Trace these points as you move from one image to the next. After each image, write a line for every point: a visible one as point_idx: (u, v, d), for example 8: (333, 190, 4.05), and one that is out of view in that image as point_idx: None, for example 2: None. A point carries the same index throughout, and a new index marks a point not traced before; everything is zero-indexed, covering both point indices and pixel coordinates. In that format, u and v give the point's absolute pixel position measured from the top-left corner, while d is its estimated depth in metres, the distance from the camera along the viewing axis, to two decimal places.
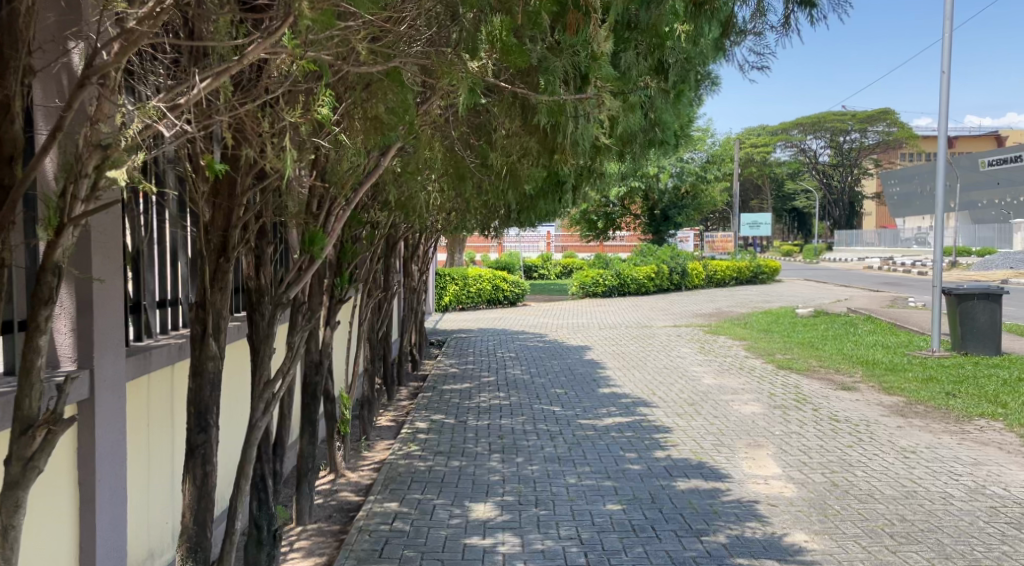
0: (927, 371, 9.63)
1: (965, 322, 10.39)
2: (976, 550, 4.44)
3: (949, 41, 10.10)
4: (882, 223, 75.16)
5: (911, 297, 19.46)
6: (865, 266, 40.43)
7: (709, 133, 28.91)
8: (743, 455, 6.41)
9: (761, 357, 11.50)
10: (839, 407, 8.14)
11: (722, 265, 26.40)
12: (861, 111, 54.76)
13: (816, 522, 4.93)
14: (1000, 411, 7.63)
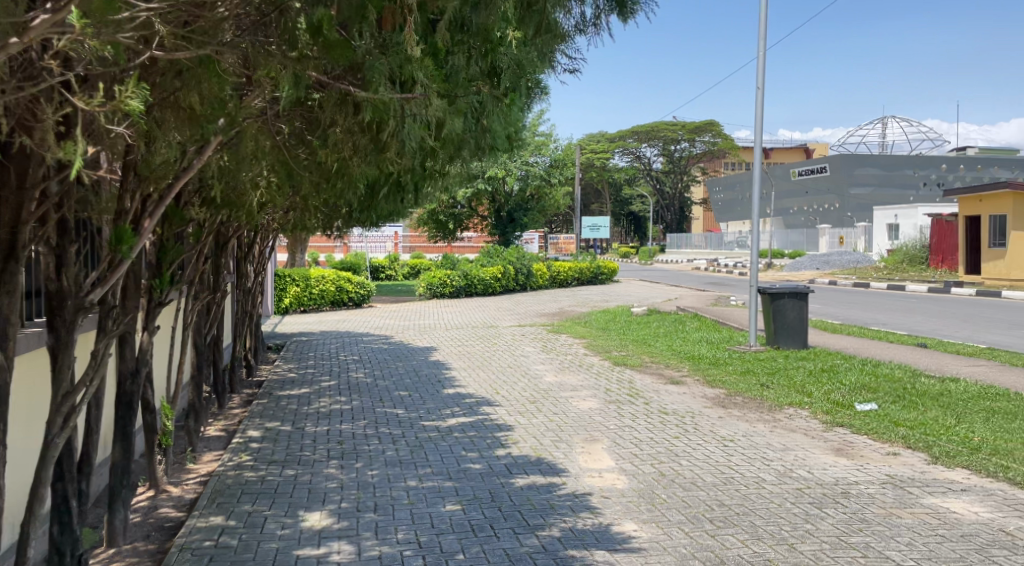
0: (745, 364, 10.31)
1: (777, 318, 11.20)
2: (784, 530, 4.77)
3: (763, 61, 10.90)
4: (710, 227, 80.00)
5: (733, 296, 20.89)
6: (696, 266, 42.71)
7: (553, 139, 29.58)
8: (579, 450, 6.57)
9: (599, 354, 11.89)
10: (668, 399, 8.56)
11: (565, 265, 27.11)
12: (690, 122, 58.10)
13: (644, 511, 5.13)
14: (807, 399, 8.29)
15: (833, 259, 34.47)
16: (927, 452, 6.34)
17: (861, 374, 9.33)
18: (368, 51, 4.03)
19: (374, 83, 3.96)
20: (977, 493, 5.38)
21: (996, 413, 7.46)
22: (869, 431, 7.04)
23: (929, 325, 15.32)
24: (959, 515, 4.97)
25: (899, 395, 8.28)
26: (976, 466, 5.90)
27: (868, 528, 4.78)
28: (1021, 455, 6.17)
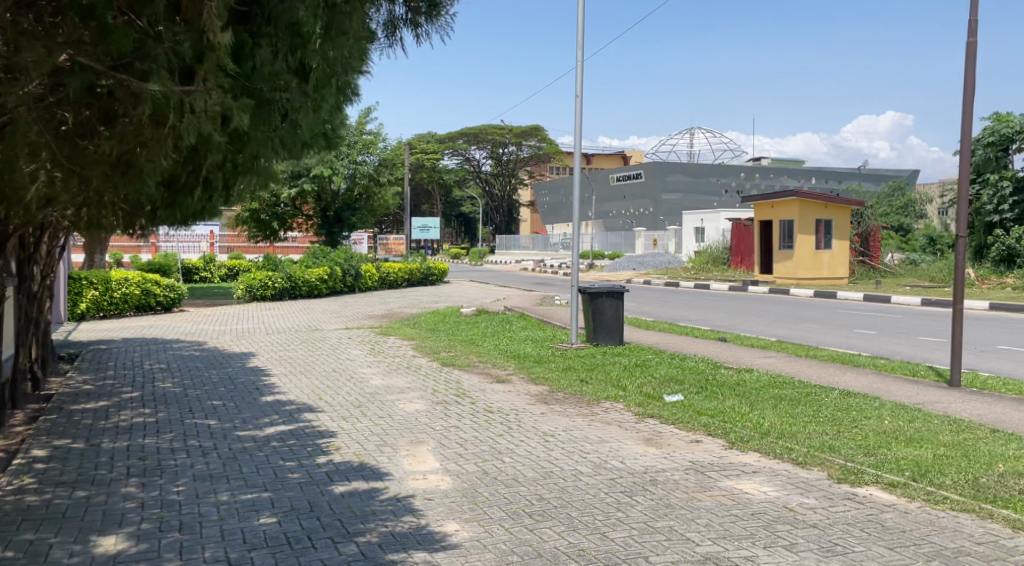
0: (565, 362, 10.63)
1: (596, 317, 11.64)
2: (597, 519, 4.95)
3: (581, 70, 11.32)
4: (536, 230, 82.17)
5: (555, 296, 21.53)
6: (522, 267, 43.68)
7: (381, 138, 29.27)
8: (404, 453, 6.50)
9: (425, 355, 11.85)
10: (493, 398, 8.66)
11: (394, 266, 26.81)
12: (517, 126, 59.47)
13: (466, 510, 5.14)
14: (621, 393, 8.67)
15: (646, 259, 36.38)
16: (725, 438, 6.82)
17: (670, 368, 9.88)
18: (144, 40, 3.94)
19: (152, 72, 3.85)
20: (766, 474, 5.84)
21: (784, 399, 8.15)
22: (676, 421, 7.45)
23: (730, 321, 16.50)
24: (751, 495, 5.37)
25: (702, 386, 8.84)
26: (765, 450, 6.41)
27: (673, 512, 5.05)
28: (803, 437, 6.77)
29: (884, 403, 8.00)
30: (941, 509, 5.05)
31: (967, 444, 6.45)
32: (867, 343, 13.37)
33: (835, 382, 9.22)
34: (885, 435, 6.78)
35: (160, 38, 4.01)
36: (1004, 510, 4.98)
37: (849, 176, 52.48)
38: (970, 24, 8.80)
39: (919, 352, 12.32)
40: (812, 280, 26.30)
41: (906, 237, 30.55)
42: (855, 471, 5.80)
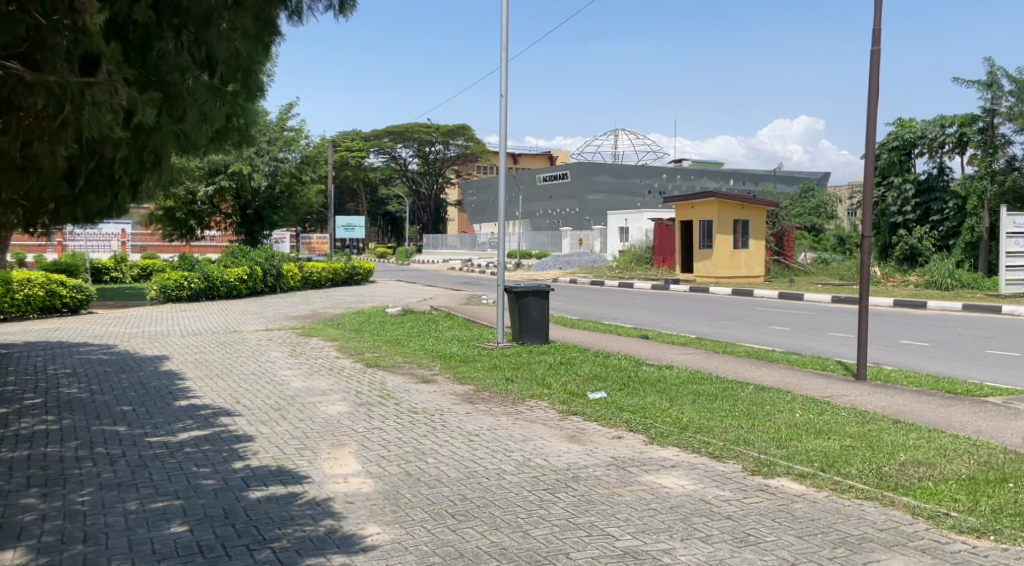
0: (491, 361, 10.64)
1: (521, 316, 11.68)
2: (520, 517, 4.96)
3: (506, 69, 11.34)
4: (463, 229, 82.00)
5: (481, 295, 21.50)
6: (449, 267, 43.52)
7: (303, 135, 28.72)
8: (325, 456, 6.40)
9: (349, 356, 11.68)
10: (417, 399, 8.59)
11: (317, 266, 26.34)
12: (444, 125, 59.22)
13: (388, 513, 5.09)
14: (546, 391, 8.73)
15: (571, 259, 36.73)
16: (646, 433, 6.94)
17: (593, 366, 9.99)
18: (41, 29, 4.00)
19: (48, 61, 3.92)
20: (685, 468, 5.97)
21: (702, 395, 8.35)
22: (599, 418, 7.54)
23: (652, 319, 16.79)
24: (670, 489, 5.48)
25: (625, 383, 8.98)
26: (684, 444, 6.55)
27: (594, 508, 5.12)
28: (720, 431, 6.95)
29: (796, 396, 8.28)
30: (848, 498, 5.26)
31: (872, 434, 6.73)
32: (781, 340, 13.80)
33: (751, 377, 9.50)
34: (796, 427, 7.02)
35: (60, 28, 4.07)
36: (905, 497, 5.22)
37: (766, 178, 54.03)
38: (875, 33, 9.18)
39: (829, 348, 12.80)
40: (730, 278, 27.02)
41: (818, 237, 31.69)
42: (768, 463, 5.98)
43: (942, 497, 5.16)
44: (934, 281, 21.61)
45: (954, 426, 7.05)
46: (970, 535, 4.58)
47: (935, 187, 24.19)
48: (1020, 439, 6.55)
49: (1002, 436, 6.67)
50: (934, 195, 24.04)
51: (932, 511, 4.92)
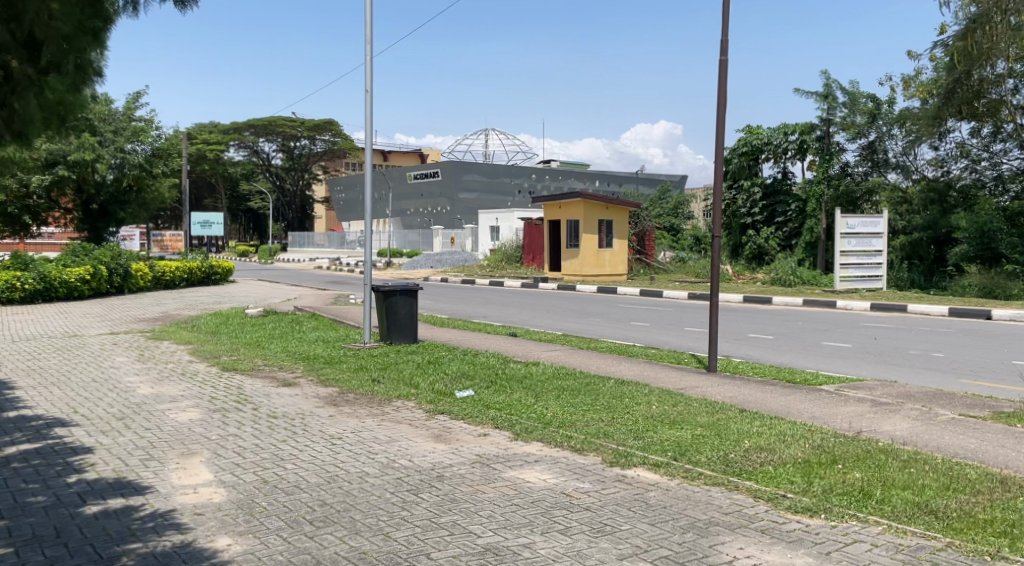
0: (357, 361, 10.45)
1: (389, 315, 11.54)
2: (381, 520, 4.90)
3: (370, 65, 11.16)
4: (331, 227, 80.24)
5: (348, 294, 21.11)
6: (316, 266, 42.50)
7: (153, 126, 27.21)
8: (173, 466, 6.08)
9: (204, 360, 11.16)
10: (277, 403, 8.32)
11: (170, 265, 25.02)
12: (309, 120, 57.70)
13: (241, 522, 4.90)
14: (412, 391, 8.68)
15: (441, 258, 36.68)
16: (511, 430, 7.01)
17: (461, 364, 10.01)
18: None
19: None
20: (547, 462, 6.08)
21: (566, 390, 8.52)
22: (465, 416, 7.54)
23: (520, 317, 17.00)
24: (532, 484, 5.57)
25: (491, 380, 9.05)
26: (547, 438, 6.67)
27: (456, 506, 5.12)
28: (581, 425, 7.13)
29: (653, 389, 8.60)
30: (697, 484, 5.51)
31: (721, 423, 7.09)
32: (641, 335, 14.31)
33: (612, 372, 9.79)
34: (653, 419, 7.30)
35: None
36: (748, 481, 5.53)
37: (630, 180, 55.90)
38: (722, 43, 9.67)
39: (685, 342, 13.38)
40: (595, 276, 27.79)
41: (677, 237, 32.76)
42: (627, 454, 6.18)
43: (780, 480, 5.50)
44: (779, 279, 22.99)
45: (794, 413, 7.53)
46: (804, 514, 4.91)
47: (779, 190, 25.63)
48: (850, 423, 7.07)
49: (834, 421, 7.19)
50: (778, 198, 25.51)
51: (771, 493, 5.24)
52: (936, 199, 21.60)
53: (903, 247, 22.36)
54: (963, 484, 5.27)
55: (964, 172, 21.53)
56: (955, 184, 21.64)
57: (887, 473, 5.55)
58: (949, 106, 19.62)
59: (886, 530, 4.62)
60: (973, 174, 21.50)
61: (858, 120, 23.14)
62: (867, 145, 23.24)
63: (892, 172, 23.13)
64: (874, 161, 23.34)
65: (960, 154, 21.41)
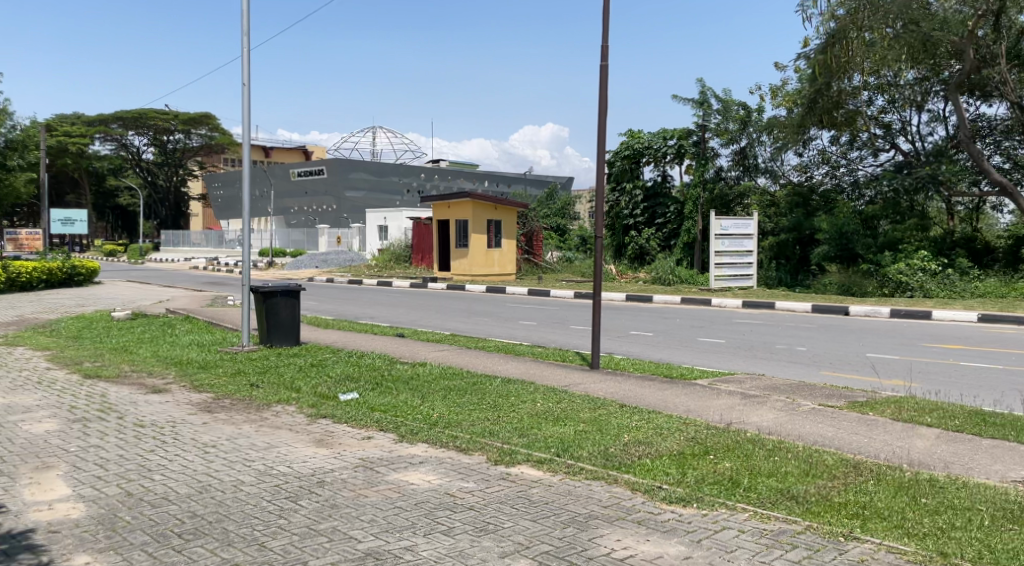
0: (234, 365, 10.10)
1: (269, 317, 11.20)
2: (256, 530, 4.76)
3: (247, 57, 10.81)
4: (208, 225, 77.23)
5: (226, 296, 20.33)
6: (192, 266, 40.77)
7: (7, 116, 25.36)
8: (26, 482, 5.69)
9: (64, 367, 10.49)
10: (146, 411, 7.93)
11: (27, 265, 23.41)
12: (184, 113, 55.27)
13: (102, 539, 4.65)
14: (293, 395, 8.46)
15: (327, 258, 35.89)
16: (396, 432, 6.93)
17: (345, 366, 9.84)
18: None
19: None
20: (432, 463, 6.06)
21: (452, 390, 8.52)
22: (348, 420, 7.41)
23: (407, 317, 16.84)
24: (415, 486, 5.53)
25: (376, 382, 8.93)
26: (432, 439, 6.64)
27: (337, 512, 5.02)
28: (467, 424, 7.14)
29: (538, 387, 8.71)
30: (578, 479, 5.63)
31: (602, 419, 7.27)
32: (528, 334, 14.44)
33: (497, 370, 9.85)
34: (538, 416, 7.38)
35: None
36: (626, 474, 5.69)
37: (518, 181, 56.44)
38: (603, 48, 9.91)
39: (569, 340, 13.62)
40: (483, 276, 27.89)
41: (564, 237, 33.19)
42: (512, 451, 6.24)
43: (656, 472, 5.69)
44: (659, 278, 23.81)
45: (672, 407, 7.79)
46: (678, 504, 5.09)
47: (660, 192, 26.55)
48: (722, 416, 7.39)
49: (708, 414, 7.48)
50: (659, 200, 26.38)
51: (648, 485, 5.41)
52: (800, 203, 22.88)
53: (771, 248, 23.53)
54: (822, 469, 5.61)
55: (826, 177, 23.10)
56: (817, 190, 23.09)
57: (754, 462, 5.83)
58: (812, 116, 20.62)
59: (752, 516, 4.86)
60: (832, 179, 23.12)
61: (730, 127, 24.18)
62: (739, 150, 24.38)
63: (761, 177, 24.26)
64: (745, 165, 24.51)
65: (822, 160, 22.95)
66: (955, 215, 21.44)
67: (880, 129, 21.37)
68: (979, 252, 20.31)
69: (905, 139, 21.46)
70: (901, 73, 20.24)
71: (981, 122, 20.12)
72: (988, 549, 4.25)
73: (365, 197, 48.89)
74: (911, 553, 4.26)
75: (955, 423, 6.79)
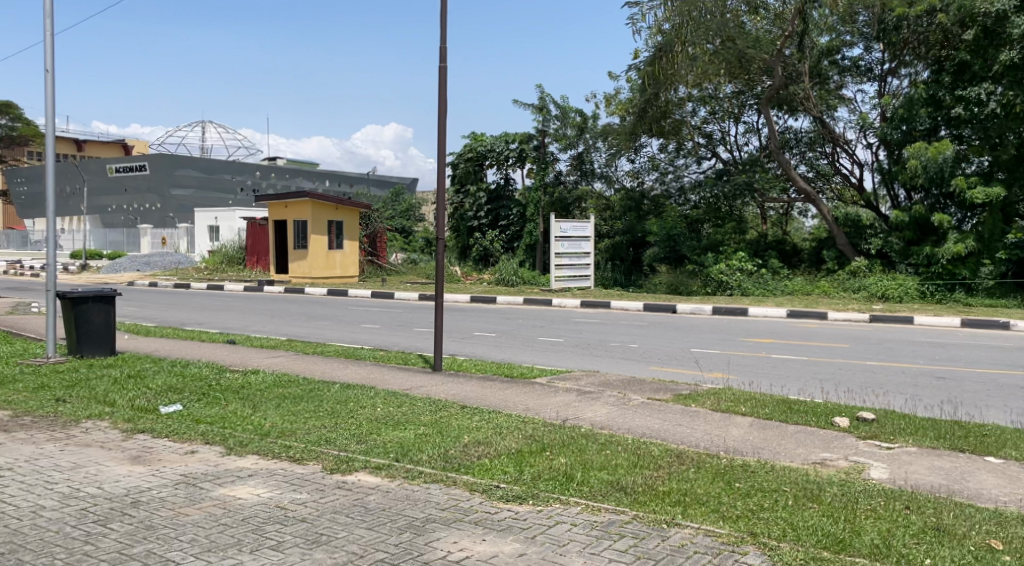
0: (38, 379, 9.27)
1: (79, 325, 10.36)
2: (57, 559, 4.39)
3: (51, 42, 9.98)
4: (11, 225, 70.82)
5: (31, 302, 18.64)
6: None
7: None
8: None
9: None
10: None
11: None
12: None
13: None
14: (107, 410, 7.87)
15: (152, 261, 33.79)
16: (223, 444, 6.61)
17: (166, 377, 9.28)
18: None
19: None
20: (262, 475, 5.82)
21: (285, 398, 8.23)
22: (170, 433, 6.99)
23: (240, 322, 16.13)
24: (242, 500, 5.29)
25: (204, 393, 8.48)
26: (263, 451, 6.38)
27: (152, 534, 4.72)
28: (302, 433, 6.92)
29: (377, 391, 8.58)
30: (416, 484, 5.58)
31: (442, 421, 7.26)
32: (369, 338, 14.20)
33: (334, 376, 9.62)
34: (376, 422, 7.28)
35: None
36: (464, 475, 5.72)
37: (361, 181, 55.40)
38: (440, 50, 9.92)
39: (411, 343, 13.54)
40: (324, 279, 27.19)
41: (408, 239, 32.98)
42: (348, 459, 6.10)
43: (494, 471, 5.75)
44: (502, 279, 24.17)
45: (510, 406, 7.91)
46: (514, 501, 5.17)
47: (502, 196, 26.90)
48: (558, 413, 7.58)
49: (544, 412, 7.66)
50: (502, 203, 26.75)
51: (485, 485, 5.46)
52: (632, 207, 23.98)
53: (607, 250, 24.44)
54: (648, 460, 5.88)
55: (655, 183, 23.85)
56: (648, 194, 24.08)
57: (588, 456, 6.02)
58: (642, 124, 21.67)
59: (584, 509, 5.00)
60: (661, 185, 23.82)
61: (568, 133, 24.84)
62: (576, 155, 25.09)
63: (597, 182, 25.07)
64: (582, 170, 25.13)
65: (652, 167, 23.79)
66: (768, 219, 23.25)
67: (703, 138, 22.70)
68: (787, 253, 22.20)
69: (725, 149, 22.93)
70: (720, 86, 21.67)
71: (789, 134, 21.63)
72: (790, 527, 4.59)
73: (192, 195, 46.50)
74: (724, 534, 4.53)
75: (766, 412, 7.32)
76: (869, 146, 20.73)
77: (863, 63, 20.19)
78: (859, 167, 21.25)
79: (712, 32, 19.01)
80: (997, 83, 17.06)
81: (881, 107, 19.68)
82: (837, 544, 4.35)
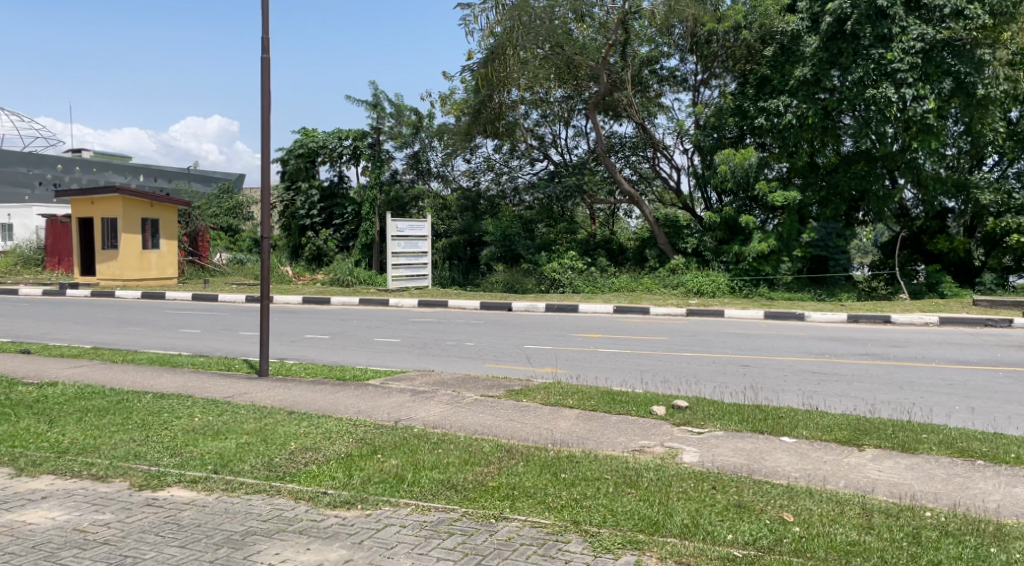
0: None
1: None
2: None
3: None
4: None
5: None
6: None
7: None
8: None
9: None
10: None
11: None
12: None
13: None
14: None
15: None
16: (13, 465, 6.01)
17: None
18: None
19: None
20: (59, 497, 5.34)
21: (90, 411, 7.60)
22: None
23: (39, 330, 14.73)
24: (34, 526, 4.84)
25: None
26: (62, 470, 5.85)
27: None
28: (107, 449, 6.42)
29: (194, 400, 8.11)
30: (237, 495, 5.33)
31: (266, 429, 6.96)
32: (188, 343, 13.43)
33: (146, 385, 9.00)
34: (193, 432, 6.88)
35: None
36: (289, 483, 5.51)
37: (181, 176, 52.13)
38: (262, 41, 9.52)
39: (235, 347, 12.94)
40: (138, 281, 25.44)
41: (234, 238, 31.49)
42: (160, 474, 5.72)
43: (321, 478, 5.59)
44: (336, 279, 23.65)
45: (341, 409, 7.73)
46: (342, 507, 5.05)
47: (337, 193, 26.30)
48: (390, 414, 7.48)
49: (375, 414, 7.53)
50: (335, 201, 26.13)
51: (312, 492, 5.29)
52: (468, 206, 24.19)
53: (444, 249, 24.49)
54: (480, 457, 5.92)
55: (491, 183, 24.22)
56: (484, 194, 24.36)
57: (419, 456, 5.98)
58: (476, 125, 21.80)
59: (413, 510, 4.96)
60: (497, 186, 24.24)
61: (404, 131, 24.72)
62: (412, 154, 25.01)
63: (434, 181, 25.13)
64: (419, 169, 25.18)
65: (487, 167, 24.08)
66: (597, 219, 24.11)
67: (535, 141, 23.27)
68: (615, 252, 23.09)
69: (555, 152, 23.63)
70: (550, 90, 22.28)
71: (614, 139, 22.59)
72: (610, 513, 4.77)
73: None
74: (549, 525, 4.64)
75: (592, 404, 7.58)
76: (685, 152, 22.01)
77: (679, 73, 21.41)
78: (677, 171, 22.52)
79: (542, 38, 19.43)
80: (793, 96, 18.21)
81: (695, 116, 20.95)
82: (650, 526, 4.58)
